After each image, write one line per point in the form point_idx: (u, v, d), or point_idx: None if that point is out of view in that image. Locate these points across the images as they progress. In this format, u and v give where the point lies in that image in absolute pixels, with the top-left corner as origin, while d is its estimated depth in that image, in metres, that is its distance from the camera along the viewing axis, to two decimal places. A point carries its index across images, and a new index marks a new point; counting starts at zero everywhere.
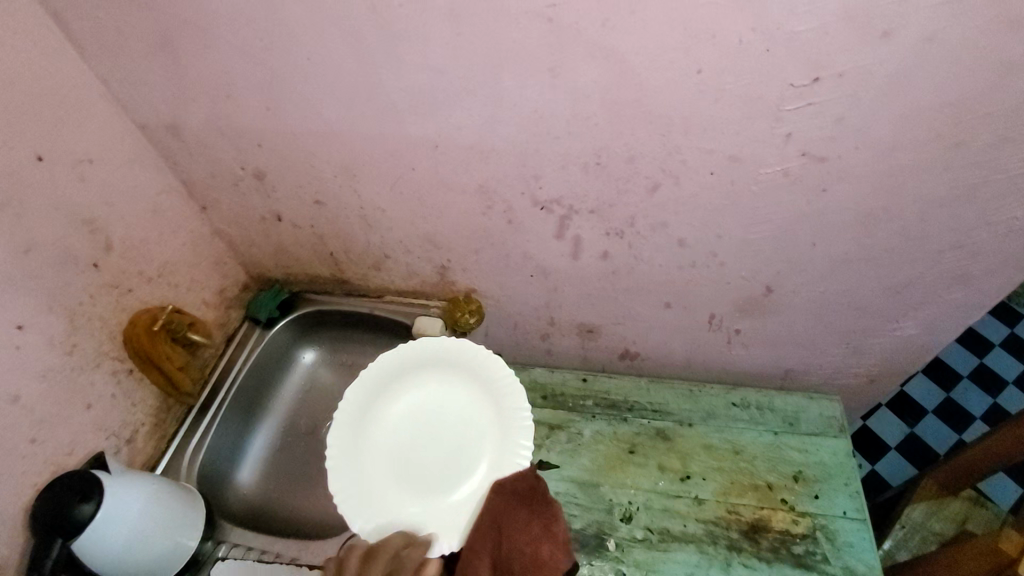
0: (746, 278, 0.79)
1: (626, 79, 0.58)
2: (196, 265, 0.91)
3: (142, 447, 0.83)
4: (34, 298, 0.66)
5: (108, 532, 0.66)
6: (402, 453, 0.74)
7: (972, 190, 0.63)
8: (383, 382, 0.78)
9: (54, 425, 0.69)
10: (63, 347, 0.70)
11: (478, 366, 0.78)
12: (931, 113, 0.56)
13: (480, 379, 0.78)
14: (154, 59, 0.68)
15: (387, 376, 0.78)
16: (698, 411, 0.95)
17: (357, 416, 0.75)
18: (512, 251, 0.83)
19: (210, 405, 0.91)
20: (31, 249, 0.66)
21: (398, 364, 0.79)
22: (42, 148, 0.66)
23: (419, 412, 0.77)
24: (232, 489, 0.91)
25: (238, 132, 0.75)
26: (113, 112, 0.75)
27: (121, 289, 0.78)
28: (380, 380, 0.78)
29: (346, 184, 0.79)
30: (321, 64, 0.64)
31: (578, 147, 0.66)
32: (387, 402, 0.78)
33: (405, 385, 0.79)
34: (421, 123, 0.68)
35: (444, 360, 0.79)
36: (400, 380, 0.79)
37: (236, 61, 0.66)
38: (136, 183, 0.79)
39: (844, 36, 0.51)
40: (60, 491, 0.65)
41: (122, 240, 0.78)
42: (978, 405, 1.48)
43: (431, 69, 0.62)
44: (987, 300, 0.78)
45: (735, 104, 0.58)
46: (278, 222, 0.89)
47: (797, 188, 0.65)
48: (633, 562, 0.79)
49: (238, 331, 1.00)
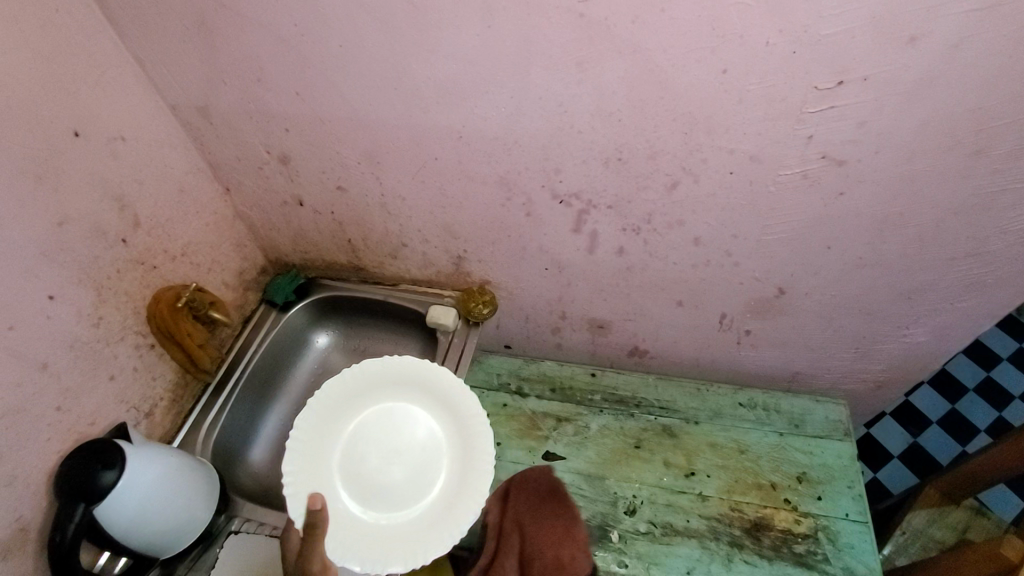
0: (759, 279, 0.80)
1: (652, 77, 0.59)
2: (217, 246, 0.92)
3: (159, 421, 0.85)
4: (65, 269, 0.68)
5: (130, 499, 0.68)
6: (367, 474, 0.74)
7: (990, 198, 0.64)
8: (331, 412, 0.77)
9: (79, 395, 0.71)
10: (90, 319, 0.72)
11: (425, 377, 0.79)
12: (953, 120, 0.57)
13: (423, 392, 0.79)
14: (189, 41, 0.70)
15: (332, 406, 0.77)
16: (705, 409, 0.96)
17: (309, 452, 0.74)
18: (528, 244, 0.84)
19: (226, 383, 0.93)
20: (64, 222, 0.67)
21: (344, 392, 0.78)
22: (78, 124, 0.68)
23: (373, 434, 0.77)
24: (244, 467, 0.93)
25: (266, 116, 0.77)
26: (146, 92, 0.77)
27: (146, 266, 0.80)
28: (327, 410, 0.76)
29: (369, 171, 0.80)
30: (353, 52, 0.66)
31: (600, 142, 0.67)
32: (340, 431, 0.77)
33: (355, 413, 0.78)
34: (447, 113, 0.69)
35: (385, 378, 0.79)
36: (349, 407, 0.78)
37: (269, 46, 0.68)
38: (164, 163, 0.81)
39: (870, 41, 0.53)
40: (84, 458, 0.66)
41: (149, 218, 0.79)
42: (983, 418, 1.48)
43: (461, 60, 0.63)
44: (998, 310, 0.79)
45: (760, 104, 0.59)
46: (299, 207, 0.90)
47: (815, 191, 0.66)
48: (636, 554, 0.80)
49: (254, 313, 1.01)
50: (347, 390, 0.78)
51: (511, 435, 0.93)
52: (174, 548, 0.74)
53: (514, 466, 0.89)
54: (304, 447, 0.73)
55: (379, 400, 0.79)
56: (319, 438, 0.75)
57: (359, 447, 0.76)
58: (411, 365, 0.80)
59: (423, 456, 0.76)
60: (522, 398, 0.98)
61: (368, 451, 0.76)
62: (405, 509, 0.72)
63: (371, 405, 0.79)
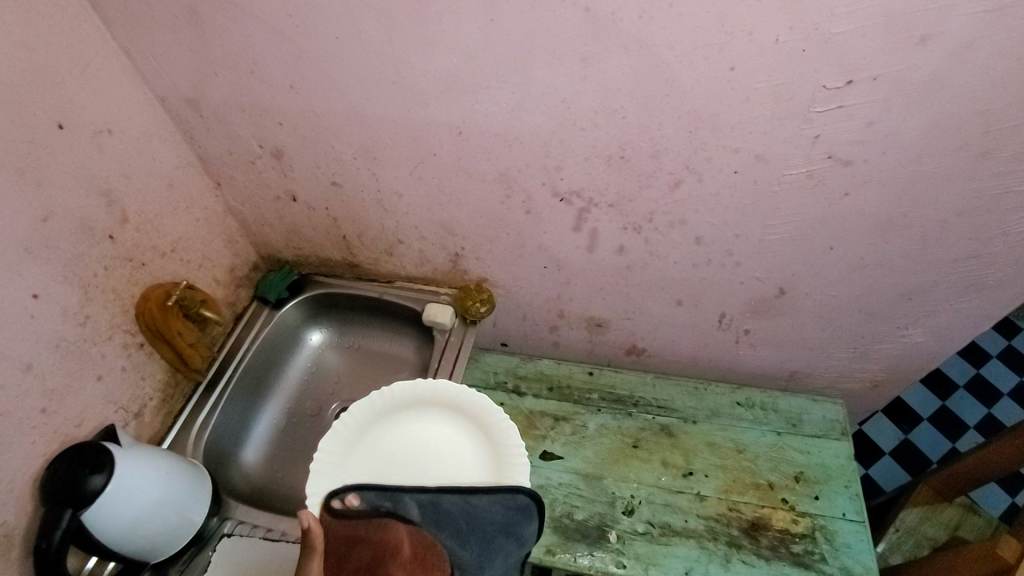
0: (760, 279, 0.80)
1: (658, 74, 0.58)
2: (208, 242, 0.90)
3: (149, 421, 0.83)
4: (50, 267, 0.66)
5: (119, 503, 0.66)
6: (390, 468, 0.76)
7: (994, 201, 0.64)
8: (427, 399, 0.80)
9: (65, 396, 0.69)
10: (76, 319, 0.70)
11: (515, 459, 0.75)
12: (961, 122, 0.57)
13: (482, 437, 0.78)
14: (178, 31, 0.68)
15: (432, 398, 0.80)
16: (702, 409, 0.96)
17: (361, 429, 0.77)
18: (527, 242, 0.83)
19: (217, 382, 0.91)
20: (48, 218, 0.65)
21: (450, 397, 0.80)
22: (62, 116, 0.65)
23: (420, 441, 0.78)
24: (236, 467, 0.91)
25: (259, 110, 0.75)
26: (133, 82, 0.74)
27: (134, 263, 0.78)
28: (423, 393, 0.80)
29: (365, 167, 0.78)
30: (349, 44, 0.64)
31: (603, 139, 0.65)
32: (418, 415, 0.80)
33: (441, 416, 0.80)
34: (447, 108, 0.67)
35: (456, 404, 0.80)
36: (437, 407, 0.80)
37: (262, 36, 0.66)
38: (153, 156, 0.78)
39: (882, 40, 0.52)
40: (71, 463, 0.64)
41: (138, 213, 0.77)
42: (972, 415, 1.50)
43: (461, 54, 0.61)
44: (997, 312, 0.79)
45: (767, 103, 0.58)
46: (293, 202, 0.88)
47: (820, 191, 0.66)
48: (634, 555, 0.80)
49: (246, 310, 0.99)
50: (452, 397, 0.80)
51: None
52: (165, 552, 0.72)
53: None
54: (380, 405, 0.79)
55: (465, 427, 0.79)
56: (391, 407, 0.79)
57: (414, 442, 0.78)
58: (499, 420, 0.78)
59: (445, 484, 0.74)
60: (519, 397, 0.97)
61: (415, 445, 0.77)
62: None
63: (461, 421, 0.79)
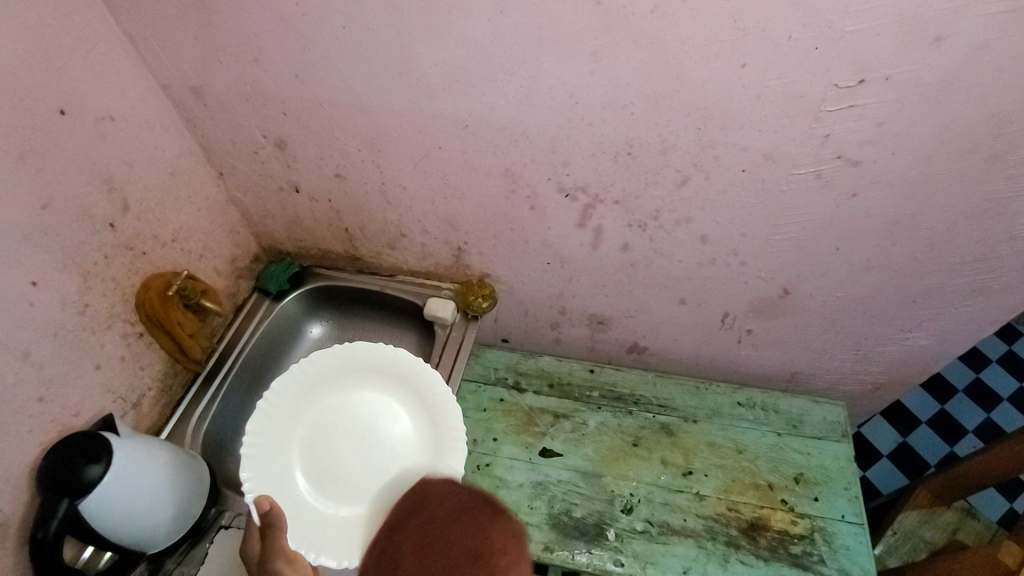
0: (765, 279, 0.79)
1: (668, 69, 0.57)
2: (209, 232, 0.89)
3: (147, 412, 0.82)
4: (50, 254, 0.65)
5: (116, 494, 0.65)
6: (327, 446, 0.76)
7: (1002, 204, 0.63)
8: (363, 368, 0.81)
9: (63, 385, 0.69)
10: (76, 307, 0.69)
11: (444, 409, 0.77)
12: (972, 124, 0.56)
13: (410, 391, 0.79)
14: (183, 18, 0.67)
15: (348, 368, 0.80)
16: (703, 408, 0.95)
17: (278, 416, 0.76)
18: (531, 238, 0.82)
19: (216, 373, 0.91)
20: (48, 205, 0.64)
21: (366, 358, 0.80)
22: (65, 102, 0.65)
23: (347, 412, 0.79)
24: (234, 459, 0.91)
25: (263, 99, 0.74)
26: (136, 69, 0.73)
27: (135, 252, 0.77)
28: (350, 361, 0.80)
29: (370, 159, 0.78)
30: (356, 33, 0.63)
31: (610, 135, 0.65)
32: (353, 387, 0.80)
33: (378, 385, 0.80)
34: (453, 101, 0.67)
35: (373, 365, 0.80)
36: (354, 374, 0.81)
37: (268, 23, 0.65)
38: (156, 145, 0.77)
39: (896, 39, 0.51)
40: (69, 451, 0.64)
41: (139, 202, 0.76)
42: (971, 419, 1.50)
43: (470, 46, 0.61)
44: (1002, 316, 0.79)
45: (777, 101, 0.58)
46: (295, 193, 0.87)
47: (829, 191, 0.65)
48: (633, 554, 0.80)
49: (246, 301, 0.99)
50: (366, 358, 0.80)
51: (508, 431, 0.92)
52: (161, 544, 0.72)
53: (510, 462, 0.88)
54: (314, 382, 0.79)
55: (390, 386, 0.80)
56: (305, 387, 0.78)
57: (343, 415, 0.78)
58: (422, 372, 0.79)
59: (388, 447, 0.76)
60: (519, 393, 0.96)
61: (359, 421, 0.78)
62: (350, 493, 0.73)
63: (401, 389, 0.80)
